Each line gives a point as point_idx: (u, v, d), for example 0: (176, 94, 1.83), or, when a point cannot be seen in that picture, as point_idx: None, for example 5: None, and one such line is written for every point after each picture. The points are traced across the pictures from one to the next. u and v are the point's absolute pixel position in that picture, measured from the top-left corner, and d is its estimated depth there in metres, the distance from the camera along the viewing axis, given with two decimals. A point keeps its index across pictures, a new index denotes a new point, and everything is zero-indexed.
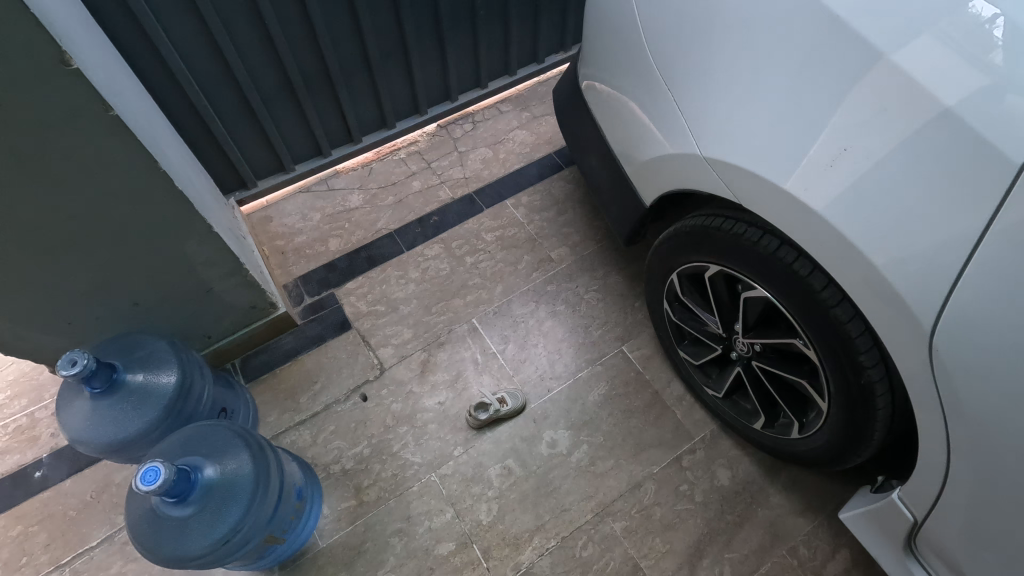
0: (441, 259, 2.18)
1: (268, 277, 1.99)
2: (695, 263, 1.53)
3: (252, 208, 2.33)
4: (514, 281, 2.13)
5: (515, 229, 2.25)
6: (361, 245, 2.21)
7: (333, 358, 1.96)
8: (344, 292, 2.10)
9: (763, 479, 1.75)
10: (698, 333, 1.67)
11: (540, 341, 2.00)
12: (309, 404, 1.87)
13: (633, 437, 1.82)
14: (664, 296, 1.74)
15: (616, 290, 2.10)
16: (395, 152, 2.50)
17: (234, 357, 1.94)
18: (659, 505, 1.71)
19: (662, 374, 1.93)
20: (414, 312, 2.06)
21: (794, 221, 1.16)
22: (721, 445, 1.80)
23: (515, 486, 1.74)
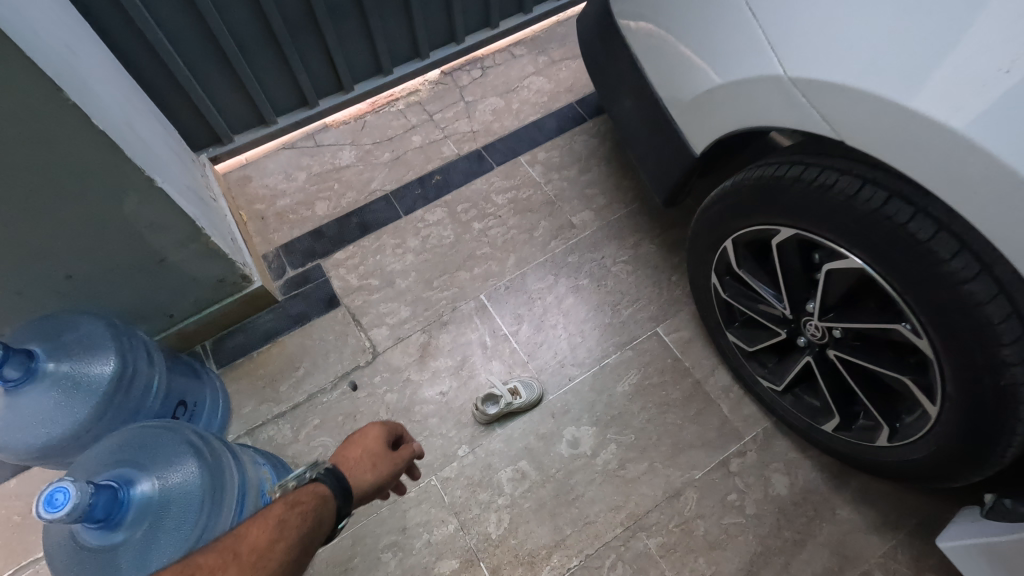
0: (445, 225, 1.87)
1: (242, 244, 1.70)
2: (759, 228, 1.20)
3: (228, 168, 2.02)
4: (530, 250, 1.82)
5: (530, 191, 1.93)
6: (352, 209, 1.91)
7: (318, 341, 1.69)
8: (332, 263, 1.81)
9: (828, 488, 1.45)
10: (757, 314, 1.36)
11: (559, 322, 1.71)
12: (290, 394, 1.61)
13: (670, 436, 1.53)
14: (714, 268, 1.42)
15: (649, 261, 1.78)
16: (392, 102, 2.16)
17: (204, 338, 1.67)
18: (702, 518, 1.43)
19: (704, 361, 1.62)
20: (413, 287, 1.77)
21: (928, 164, 0.82)
22: (776, 447, 1.51)
23: (531, 493, 1.47)
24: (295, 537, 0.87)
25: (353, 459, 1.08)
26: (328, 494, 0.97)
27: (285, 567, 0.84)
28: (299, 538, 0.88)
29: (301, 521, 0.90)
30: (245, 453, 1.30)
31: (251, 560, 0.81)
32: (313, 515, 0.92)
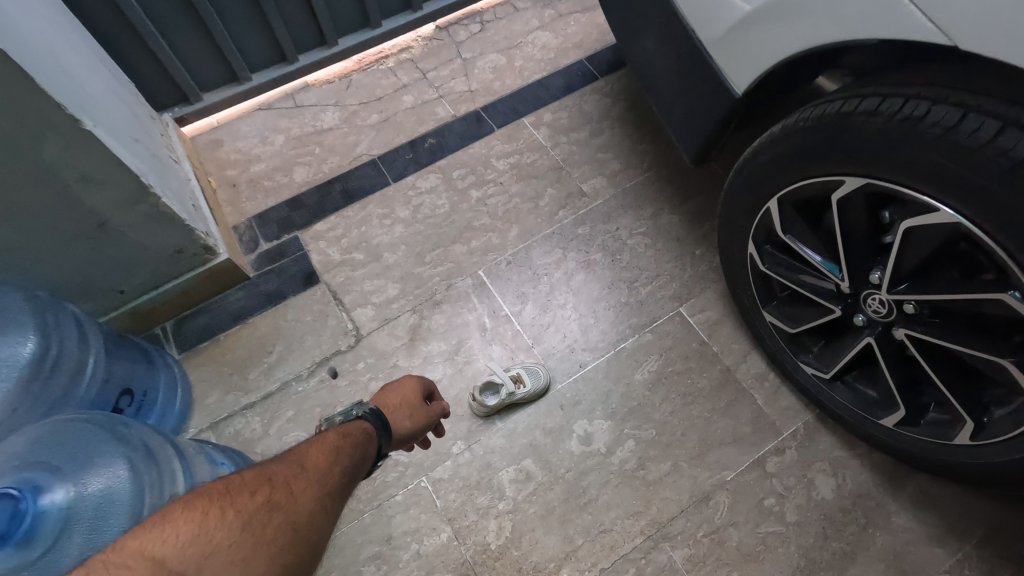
0: (439, 193, 1.66)
1: (207, 212, 1.49)
2: (817, 181, 0.99)
3: (196, 130, 1.79)
4: (535, 221, 1.61)
5: (535, 155, 1.72)
6: (334, 175, 1.70)
7: (294, 322, 1.48)
8: (311, 235, 1.60)
9: (880, 492, 1.25)
10: (804, 288, 1.15)
11: (568, 301, 1.50)
12: (261, 383, 1.41)
13: (696, 431, 1.33)
14: (751, 236, 1.21)
15: (670, 233, 1.57)
16: (381, 60, 1.92)
17: (165, 319, 1.47)
18: (735, 526, 1.23)
19: (735, 346, 1.42)
20: (402, 262, 1.56)
21: None
22: (820, 444, 1.30)
23: (536, 496, 1.27)
24: (350, 461, 0.88)
25: (393, 404, 1.09)
26: (370, 429, 0.96)
27: (341, 486, 0.84)
28: (354, 462, 0.89)
29: (355, 448, 0.91)
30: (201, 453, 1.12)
31: (315, 473, 0.81)
32: (365, 444, 0.93)
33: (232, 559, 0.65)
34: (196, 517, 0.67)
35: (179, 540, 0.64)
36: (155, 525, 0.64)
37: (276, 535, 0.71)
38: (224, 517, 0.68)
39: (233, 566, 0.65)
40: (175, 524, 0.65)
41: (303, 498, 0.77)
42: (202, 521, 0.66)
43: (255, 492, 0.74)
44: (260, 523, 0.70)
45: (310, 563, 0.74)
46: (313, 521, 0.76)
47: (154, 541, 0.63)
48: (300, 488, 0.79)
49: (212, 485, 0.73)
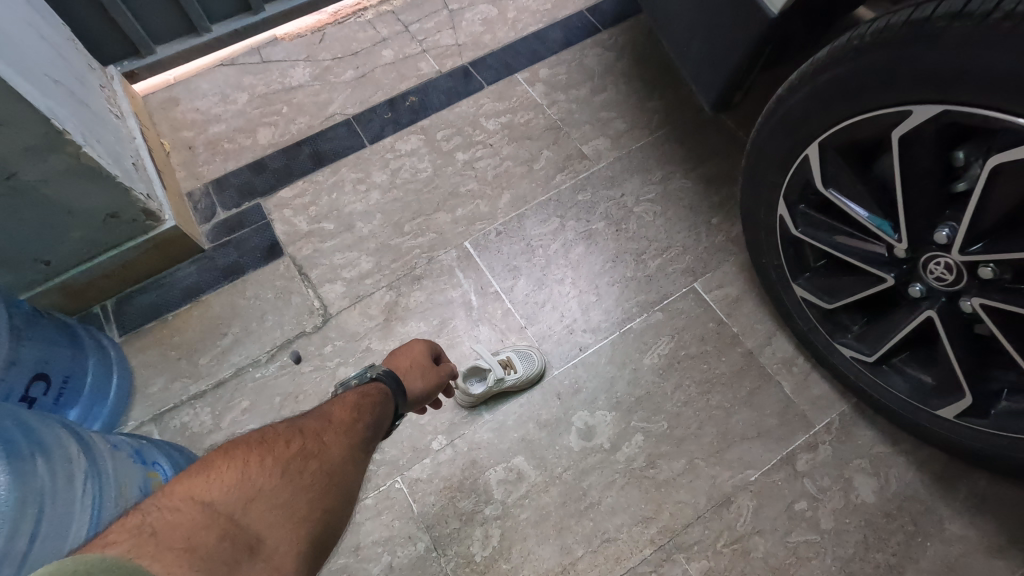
0: (421, 155, 1.47)
1: (154, 174, 1.30)
2: (884, 111, 0.79)
3: (149, 89, 1.59)
4: (529, 187, 1.42)
5: (529, 114, 1.53)
6: (302, 137, 1.51)
7: (253, 300, 1.30)
8: (275, 203, 1.41)
9: (930, 494, 1.07)
10: (848, 255, 0.96)
11: (566, 276, 1.31)
12: (213, 369, 1.23)
13: (714, 424, 1.14)
14: (782, 193, 1.01)
15: (682, 200, 1.38)
16: (358, 11, 1.71)
17: (105, 297, 1.28)
18: (761, 534, 1.05)
19: (758, 326, 1.23)
20: (378, 232, 1.38)
21: None
22: (858, 439, 1.12)
23: (528, 500, 1.10)
24: (377, 414, 0.90)
25: (406, 364, 1.03)
26: (390, 392, 0.94)
27: (370, 438, 0.87)
28: (380, 415, 0.90)
29: (378, 401, 0.92)
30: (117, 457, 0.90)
31: (342, 426, 0.84)
32: (389, 397, 0.94)
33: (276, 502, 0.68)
34: (236, 466, 0.70)
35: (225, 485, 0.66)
36: (199, 472, 0.67)
37: (312, 481, 0.74)
38: (263, 464, 0.71)
39: (278, 508, 0.68)
40: (219, 470, 0.68)
41: (334, 449, 0.80)
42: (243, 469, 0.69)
43: (289, 444, 0.76)
44: (297, 471, 0.74)
45: (344, 509, 0.77)
46: (346, 470, 0.79)
47: (199, 487, 0.65)
48: (331, 439, 0.81)
49: (245, 438, 0.75)
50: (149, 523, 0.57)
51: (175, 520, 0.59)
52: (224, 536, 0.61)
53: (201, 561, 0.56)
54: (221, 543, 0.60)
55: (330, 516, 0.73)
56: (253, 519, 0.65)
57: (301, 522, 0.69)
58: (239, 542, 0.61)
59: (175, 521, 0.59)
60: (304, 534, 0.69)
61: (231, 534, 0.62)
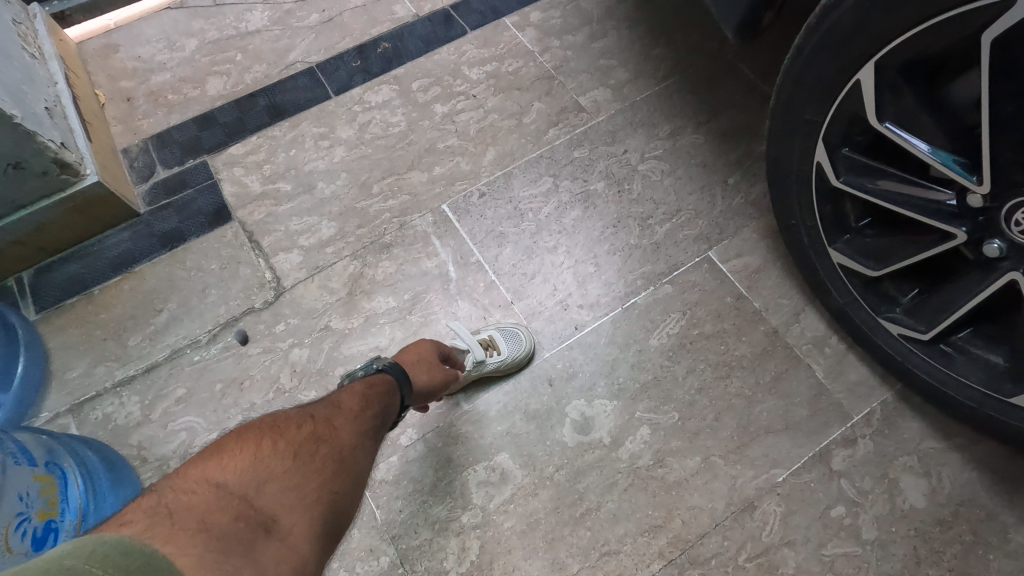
0: (393, 108, 1.28)
1: (76, 122, 1.12)
2: (983, 5, 0.61)
3: (85, 34, 1.39)
4: (517, 143, 1.23)
5: (518, 62, 1.33)
6: (258, 87, 1.31)
7: (194, 272, 1.11)
8: (224, 160, 1.22)
9: (992, 498, 0.90)
10: (906, 207, 0.79)
11: (559, 244, 1.13)
12: (144, 351, 1.05)
13: (734, 415, 0.97)
14: (822, 134, 0.82)
15: (694, 157, 1.20)
16: None
17: (20, 267, 1.10)
18: (791, 546, 0.88)
19: (783, 301, 1.05)
20: (342, 194, 1.19)
21: None
22: (905, 432, 0.95)
23: (514, 506, 0.92)
24: (385, 403, 0.79)
25: (415, 358, 0.89)
26: (397, 383, 0.82)
27: (381, 424, 0.77)
28: (389, 403, 0.80)
29: (386, 391, 0.80)
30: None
31: (355, 408, 0.75)
32: (396, 386, 0.82)
33: (293, 483, 0.61)
34: (249, 447, 0.62)
35: (239, 465, 0.59)
36: (211, 455, 0.60)
37: (329, 464, 0.66)
38: (277, 446, 0.64)
39: (294, 491, 0.61)
40: (231, 453, 0.61)
41: (348, 432, 0.71)
42: (257, 451, 0.62)
43: (302, 427, 0.68)
44: (311, 453, 0.66)
45: (362, 495, 0.69)
46: (360, 453, 0.71)
47: (212, 468, 0.59)
48: (345, 422, 0.73)
49: (256, 422, 0.67)
50: (163, 506, 0.52)
51: (188, 502, 0.54)
52: (239, 516, 0.55)
53: (215, 543, 0.51)
54: (234, 524, 0.54)
55: (346, 500, 0.65)
56: (268, 502, 0.58)
57: (319, 505, 0.62)
58: (253, 523, 0.55)
59: (188, 504, 0.53)
60: (322, 519, 0.61)
61: (246, 515, 0.55)
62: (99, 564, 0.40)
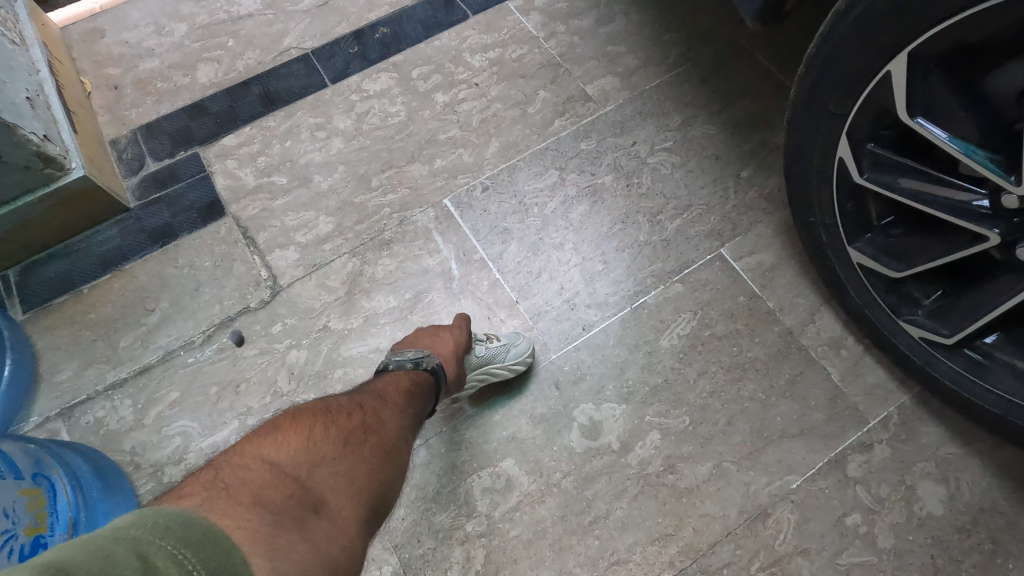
0: (393, 97, 1.23)
1: (61, 113, 1.06)
2: None
3: (70, 18, 1.33)
4: (521, 133, 1.19)
5: (522, 48, 1.28)
6: (251, 75, 1.26)
7: (186, 269, 1.07)
8: (216, 152, 1.18)
9: (1013, 506, 0.87)
10: (937, 208, 0.74)
11: (567, 240, 1.09)
12: (135, 353, 1.01)
13: (747, 419, 0.94)
14: (848, 127, 0.78)
15: (706, 149, 1.15)
16: None
17: (5, 265, 1.06)
18: (805, 555, 0.86)
19: (797, 301, 1.02)
20: (339, 188, 1.14)
21: None
22: (923, 437, 0.92)
23: (519, 514, 0.89)
24: (424, 403, 0.82)
25: (447, 353, 0.87)
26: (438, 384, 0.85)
27: (417, 423, 0.80)
28: (427, 405, 0.83)
29: (426, 391, 0.83)
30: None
31: (397, 405, 0.77)
32: (434, 390, 0.84)
33: (342, 469, 0.63)
34: (302, 432, 0.64)
35: (292, 447, 0.61)
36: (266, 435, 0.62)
37: (373, 456, 0.68)
38: (327, 432, 0.65)
39: (340, 477, 0.62)
40: (286, 435, 0.63)
41: (391, 428, 0.73)
42: (310, 436, 0.64)
43: (351, 417, 0.70)
44: (359, 443, 0.67)
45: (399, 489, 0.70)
46: (401, 448, 0.73)
47: (266, 447, 0.60)
48: (391, 416, 0.75)
49: (308, 407, 0.69)
50: (222, 480, 0.54)
51: (244, 478, 0.55)
52: (291, 495, 0.56)
53: (269, 518, 0.52)
54: (287, 502, 0.55)
55: (386, 493, 0.67)
56: (319, 486, 0.60)
57: (363, 494, 0.63)
58: (304, 503, 0.56)
59: (243, 480, 0.55)
60: (364, 507, 0.62)
61: (298, 495, 0.57)
62: (166, 535, 0.42)
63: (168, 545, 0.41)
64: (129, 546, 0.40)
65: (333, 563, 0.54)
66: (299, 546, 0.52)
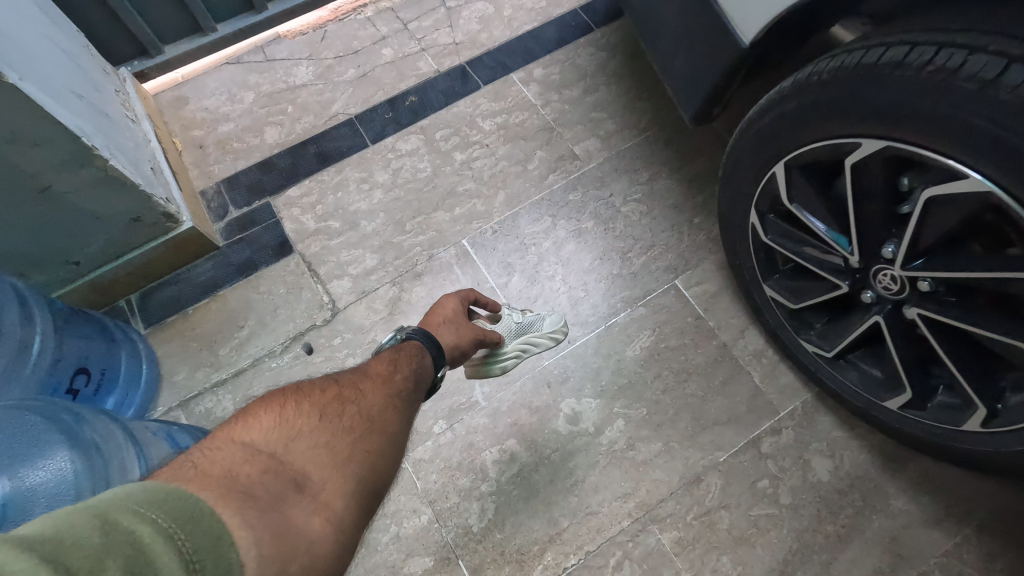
0: (421, 155, 1.55)
1: (169, 175, 1.39)
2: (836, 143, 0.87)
3: (159, 88, 1.66)
4: (523, 186, 1.51)
5: (523, 114, 1.60)
6: (308, 136, 1.58)
7: (266, 295, 1.40)
8: (284, 202, 1.50)
9: (879, 473, 1.20)
10: (811, 263, 1.05)
11: (557, 272, 1.41)
12: (231, 358, 1.34)
13: (690, 411, 1.27)
14: (754, 203, 1.10)
15: (667, 199, 1.47)
16: (358, 8, 1.76)
17: (128, 292, 1.38)
18: (727, 509, 1.18)
19: (731, 321, 1.34)
20: (381, 230, 1.47)
21: None
22: (818, 424, 1.24)
23: (521, 478, 1.22)
24: (415, 367, 0.99)
25: (437, 324, 1.15)
26: (423, 344, 1.05)
27: (398, 399, 0.87)
28: (419, 370, 0.99)
29: (417, 353, 1.02)
30: (129, 438, 0.99)
31: (373, 388, 0.85)
32: (424, 347, 1.04)
33: (317, 441, 0.69)
34: (273, 412, 0.71)
35: (264, 426, 0.67)
36: (240, 419, 0.68)
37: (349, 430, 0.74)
38: (300, 412, 0.72)
39: (317, 449, 0.68)
40: (260, 417, 0.69)
41: (367, 405, 0.81)
42: (284, 416, 0.70)
43: (325, 396, 0.77)
44: (335, 420, 0.74)
45: (383, 458, 0.76)
46: (381, 421, 0.80)
47: (239, 429, 0.66)
48: (364, 394, 0.83)
49: (284, 390, 0.76)
50: (196, 458, 0.59)
51: (219, 455, 0.60)
52: (268, 469, 0.62)
53: (244, 487, 0.57)
54: (263, 474, 0.61)
55: (368, 462, 0.73)
56: (295, 457, 0.66)
57: (343, 464, 0.69)
58: (280, 474, 0.62)
59: (217, 456, 0.60)
60: (344, 474, 0.68)
61: (274, 468, 0.62)
62: (124, 497, 0.45)
63: (130, 504, 0.45)
64: (91, 510, 0.43)
65: (312, 527, 0.59)
66: (275, 512, 0.57)
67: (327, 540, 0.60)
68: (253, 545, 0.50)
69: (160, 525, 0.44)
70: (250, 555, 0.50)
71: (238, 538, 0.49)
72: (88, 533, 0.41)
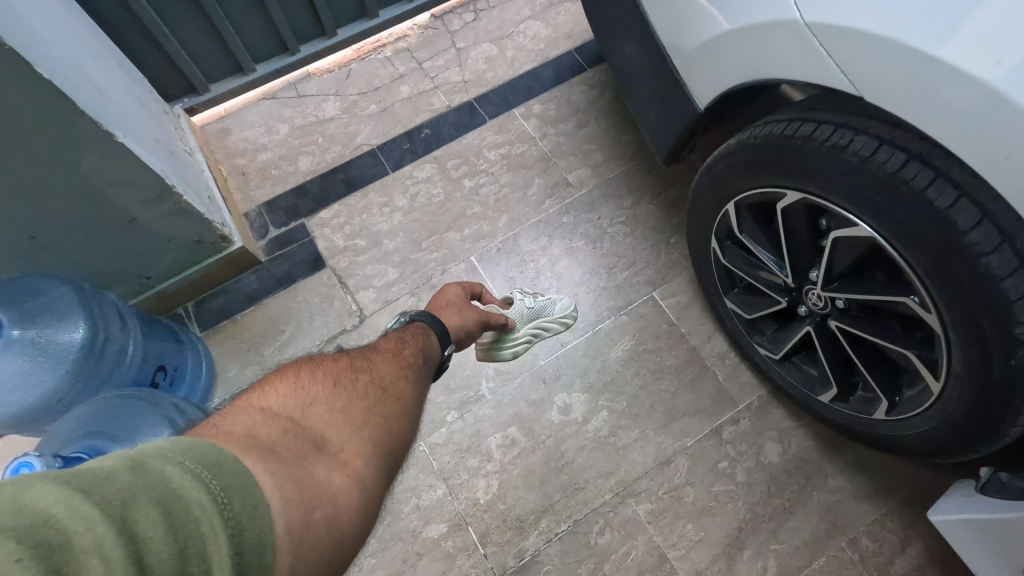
0: (434, 182, 1.78)
1: (220, 200, 1.63)
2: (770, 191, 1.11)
3: (205, 121, 1.89)
4: (523, 209, 1.74)
5: (524, 146, 1.83)
6: (336, 164, 1.82)
7: (303, 303, 1.64)
8: (316, 223, 1.73)
9: (821, 457, 1.43)
10: (758, 281, 1.28)
11: (551, 285, 1.64)
12: (275, 357, 1.58)
13: (663, 404, 1.50)
14: (714, 231, 1.33)
15: (648, 222, 1.70)
16: (379, 48, 2.00)
17: (186, 300, 1.62)
18: (692, 485, 1.42)
19: (700, 327, 1.58)
20: (401, 248, 1.70)
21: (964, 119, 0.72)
22: (771, 415, 1.48)
23: (520, 459, 1.46)
24: (421, 347, 1.11)
25: (443, 306, 1.34)
26: (428, 323, 1.20)
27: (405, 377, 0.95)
28: (425, 349, 1.12)
29: (423, 332, 1.17)
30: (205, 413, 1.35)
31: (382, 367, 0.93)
32: (427, 327, 1.19)
33: (332, 407, 0.76)
34: (288, 384, 0.77)
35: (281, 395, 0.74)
36: (257, 389, 0.75)
37: (360, 400, 0.81)
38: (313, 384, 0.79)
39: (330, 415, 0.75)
40: (276, 388, 0.76)
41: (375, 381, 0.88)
42: (299, 387, 0.77)
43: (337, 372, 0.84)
44: (347, 392, 0.82)
45: (395, 425, 0.83)
46: (390, 393, 0.88)
47: (259, 398, 0.73)
48: (373, 371, 0.90)
49: (298, 366, 0.84)
50: (221, 421, 0.66)
51: (242, 419, 0.67)
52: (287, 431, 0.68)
53: (266, 444, 0.63)
54: (283, 435, 0.67)
55: (380, 428, 0.80)
56: (312, 420, 0.73)
57: (358, 428, 0.76)
58: (298, 435, 0.69)
59: (241, 420, 0.67)
60: (357, 437, 0.75)
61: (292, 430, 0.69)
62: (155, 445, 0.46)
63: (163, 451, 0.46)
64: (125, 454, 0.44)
65: (331, 480, 0.66)
66: (296, 465, 0.63)
67: (346, 492, 0.66)
68: (277, 490, 0.57)
69: (190, 471, 0.46)
70: (275, 497, 0.56)
71: (264, 482, 0.56)
72: (118, 475, 0.42)
